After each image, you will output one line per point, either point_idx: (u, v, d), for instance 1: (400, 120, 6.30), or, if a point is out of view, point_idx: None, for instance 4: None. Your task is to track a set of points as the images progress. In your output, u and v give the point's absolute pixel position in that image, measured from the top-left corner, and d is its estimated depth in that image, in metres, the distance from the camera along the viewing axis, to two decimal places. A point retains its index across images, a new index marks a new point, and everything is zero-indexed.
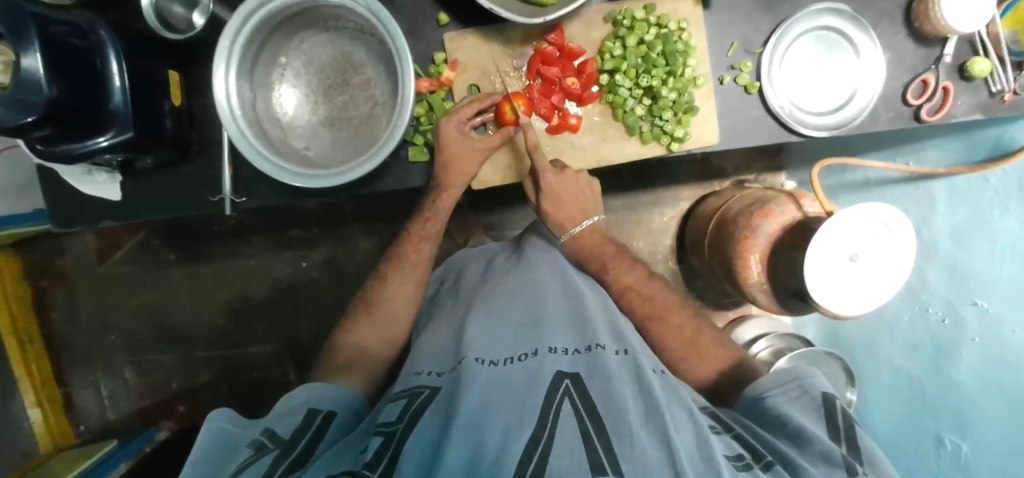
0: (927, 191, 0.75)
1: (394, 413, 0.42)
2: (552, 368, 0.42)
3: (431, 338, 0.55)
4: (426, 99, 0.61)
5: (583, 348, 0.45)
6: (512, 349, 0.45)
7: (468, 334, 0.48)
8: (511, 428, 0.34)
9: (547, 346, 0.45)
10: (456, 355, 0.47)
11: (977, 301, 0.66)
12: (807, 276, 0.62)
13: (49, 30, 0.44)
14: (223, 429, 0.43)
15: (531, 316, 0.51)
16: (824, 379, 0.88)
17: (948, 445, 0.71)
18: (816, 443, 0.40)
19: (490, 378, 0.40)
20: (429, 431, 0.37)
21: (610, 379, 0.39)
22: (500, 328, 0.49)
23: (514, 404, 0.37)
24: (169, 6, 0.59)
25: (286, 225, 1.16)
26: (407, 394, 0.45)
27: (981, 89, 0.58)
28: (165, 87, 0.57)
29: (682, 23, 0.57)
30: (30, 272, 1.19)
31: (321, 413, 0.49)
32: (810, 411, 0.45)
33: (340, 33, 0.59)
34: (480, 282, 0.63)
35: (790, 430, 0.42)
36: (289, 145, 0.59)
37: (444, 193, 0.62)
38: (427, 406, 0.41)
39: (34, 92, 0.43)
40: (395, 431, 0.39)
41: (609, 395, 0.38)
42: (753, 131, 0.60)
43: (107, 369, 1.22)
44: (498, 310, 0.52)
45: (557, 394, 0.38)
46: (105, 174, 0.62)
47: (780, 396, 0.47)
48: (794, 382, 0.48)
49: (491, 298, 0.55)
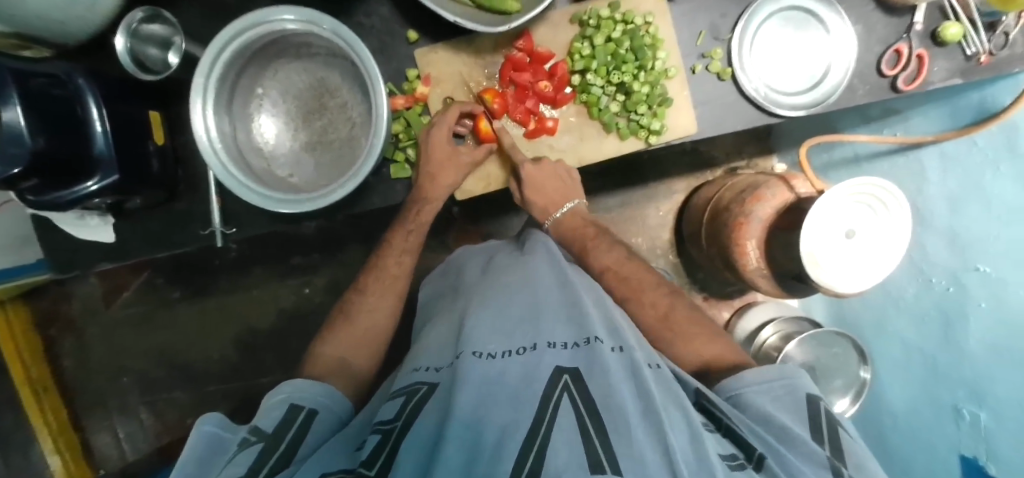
0: (918, 160, 0.75)
1: (392, 410, 0.42)
2: (550, 362, 0.41)
3: (428, 338, 0.55)
4: (402, 116, 0.63)
5: (581, 340, 0.44)
6: (511, 344, 0.45)
7: (466, 330, 0.48)
8: (508, 428, 0.34)
9: (545, 341, 0.44)
10: (454, 351, 0.47)
11: (981, 265, 0.63)
12: (809, 231, 0.62)
13: (29, 85, 0.45)
14: (214, 435, 0.42)
15: (528, 311, 0.50)
16: (835, 359, 0.88)
17: (967, 417, 0.68)
18: (802, 446, 0.39)
19: (486, 377, 0.40)
20: (428, 428, 0.37)
21: (608, 375, 0.39)
22: (497, 323, 0.49)
23: (511, 404, 0.37)
24: (144, 48, 0.60)
25: (287, 253, 1.17)
26: (406, 391, 0.44)
27: (955, 52, 0.58)
28: (146, 128, 0.58)
29: (648, 17, 0.58)
30: (41, 322, 1.21)
31: (304, 410, 0.47)
32: (788, 408, 0.44)
33: (314, 59, 0.60)
34: (478, 278, 0.63)
35: (773, 431, 0.41)
36: (273, 174, 0.60)
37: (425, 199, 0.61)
38: (427, 399, 0.41)
39: (17, 146, 0.44)
40: (393, 428, 0.39)
41: (608, 393, 0.37)
42: (730, 117, 0.60)
43: (122, 412, 1.23)
44: (496, 306, 0.52)
45: (555, 390, 0.38)
46: (97, 218, 0.63)
47: (758, 394, 0.45)
48: (774, 379, 0.47)
49: (488, 294, 0.55)
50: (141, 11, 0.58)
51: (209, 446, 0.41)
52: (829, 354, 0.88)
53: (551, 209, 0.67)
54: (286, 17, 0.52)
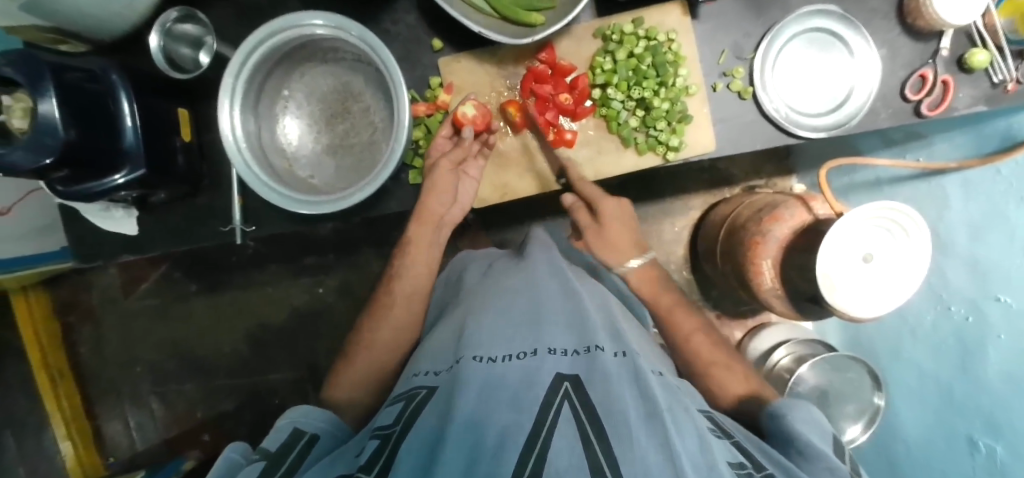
0: (940, 186, 0.75)
1: (393, 415, 0.42)
2: (551, 367, 0.41)
3: (433, 338, 0.56)
4: (423, 123, 0.64)
5: (582, 348, 0.45)
6: (512, 348, 0.45)
7: (468, 335, 0.48)
8: (509, 430, 0.34)
9: (546, 346, 0.45)
10: (454, 356, 0.47)
11: (1001, 295, 0.62)
12: (830, 245, 0.62)
13: (65, 77, 0.47)
14: (230, 460, 0.43)
15: (528, 315, 0.51)
16: (850, 385, 0.86)
17: (982, 449, 0.66)
18: (823, 461, 0.41)
19: (487, 378, 0.40)
20: (427, 431, 0.37)
21: (609, 383, 0.39)
22: (499, 326, 0.49)
23: (512, 404, 0.37)
24: (177, 47, 0.62)
25: (302, 252, 1.18)
26: (405, 396, 0.45)
27: (982, 80, 0.57)
28: (174, 125, 0.59)
29: (670, 34, 0.58)
30: (60, 309, 1.24)
31: (306, 435, 0.47)
32: (816, 426, 0.45)
33: (339, 64, 0.61)
34: (479, 281, 0.64)
35: (795, 444, 0.43)
36: (294, 174, 0.61)
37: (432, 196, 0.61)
38: (420, 410, 0.41)
39: (51, 137, 0.46)
40: (392, 432, 0.40)
41: (610, 399, 0.37)
42: (750, 136, 0.60)
43: (134, 400, 1.24)
44: (498, 309, 0.52)
45: (556, 397, 0.38)
46: (122, 211, 0.65)
47: (788, 410, 0.47)
48: (801, 403, 0.48)
49: (491, 299, 0.55)
50: (176, 11, 0.60)
51: (223, 472, 0.42)
52: (844, 380, 0.86)
53: (620, 256, 0.64)
54: (315, 22, 0.53)
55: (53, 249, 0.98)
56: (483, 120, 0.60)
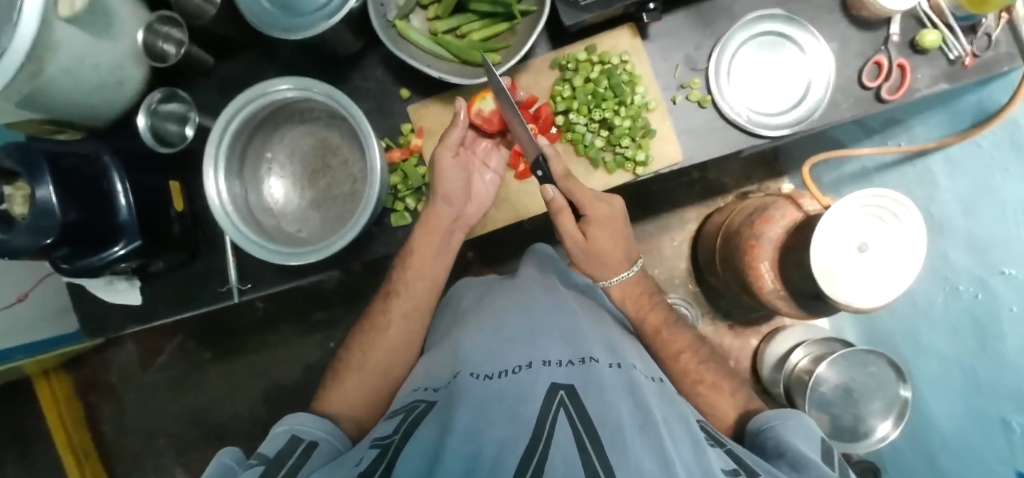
0: (926, 168, 0.74)
1: (389, 428, 0.42)
2: (546, 378, 0.41)
3: (427, 361, 0.56)
4: (400, 168, 0.66)
5: (577, 359, 0.45)
6: (506, 364, 0.44)
7: (463, 356, 0.49)
8: (508, 441, 0.33)
9: (540, 359, 0.44)
10: (451, 371, 0.48)
11: (1005, 268, 0.60)
12: (823, 238, 0.61)
13: (59, 164, 0.51)
14: (228, 464, 0.46)
15: (520, 333, 0.51)
16: (873, 379, 0.80)
17: (1016, 429, 0.61)
18: (815, 469, 0.40)
19: (483, 394, 0.39)
20: (425, 443, 0.36)
21: (602, 393, 0.39)
22: (493, 343, 0.49)
23: (509, 419, 0.35)
24: (164, 124, 0.66)
25: (309, 308, 1.21)
26: (403, 411, 0.45)
27: (938, 58, 0.59)
28: (168, 197, 0.63)
29: (624, 56, 0.61)
30: (81, 388, 1.27)
31: (304, 440, 0.49)
32: (809, 442, 0.45)
33: (315, 123, 0.65)
34: (474, 308, 0.64)
35: (789, 457, 0.42)
36: (283, 230, 0.64)
37: (442, 202, 0.62)
38: (420, 420, 0.41)
39: (48, 218, 0.49)
40: (390, 442, 0.39)
41: (604, 409, 0.36)
42: (715, 141, 0.61)
43: (159, 473, 1.25)
44: (493, 328, 0.53)
45: (552, 406, 0.36)
46: (125, 282, 0.68)
47: (784, 429, 0.47)
48: (794, 419, 0.48)
49: (488, 318, 0.56)
50: (158, 92, 0.64)
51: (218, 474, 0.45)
52: (865, 374, 0.81)
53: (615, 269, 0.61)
54: (282, 86, 0.57)
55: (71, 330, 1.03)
56: (497, 120, 0.64)
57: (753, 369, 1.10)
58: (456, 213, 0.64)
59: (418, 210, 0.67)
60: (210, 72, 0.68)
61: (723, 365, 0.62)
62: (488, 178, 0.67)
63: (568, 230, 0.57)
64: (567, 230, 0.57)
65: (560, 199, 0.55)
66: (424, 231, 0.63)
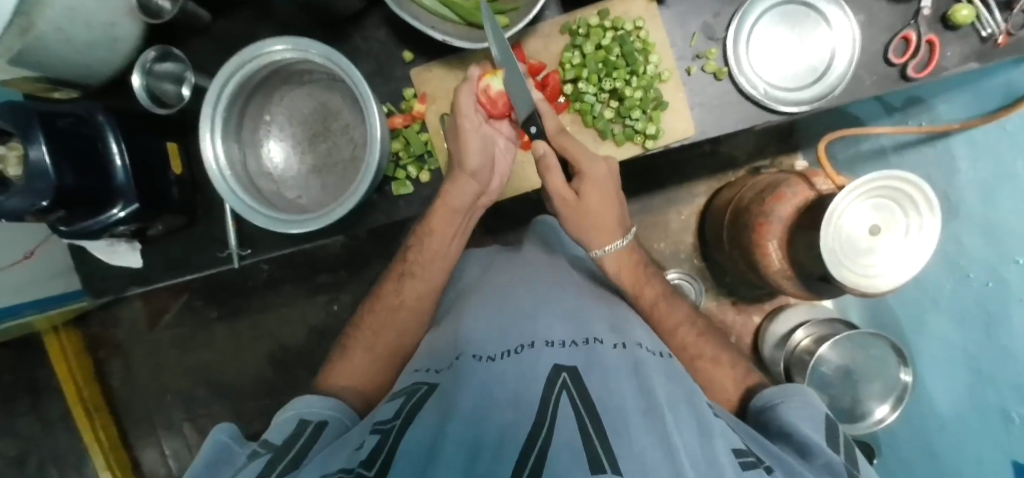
0: (946, 149, 0.71)
1: (391, 410, 0.41)
2: (548, 360, 0.40)
3: (430, 338, 0.56)
4: (401, 134, 0.64)
5: (580, 339, 0.44)
6: (508, 344, 0.44)
7: (463, 333, 0.48)
8: (509, 427, 0.32)
9: (543, 339, 0.43)
10: (453, 352, 0.47)
11: (1019, 258, 0.59)
12: (845, 234, 0.60)
13: (55, 124, 0.50)
14: (225, 443, 0.46)
15: (522, 310, 0.50)
16: (873, 361, 0.80)
17: (1016, 419, 0.61)
18: (820, 454, 0.40)
19: (484, 377, 0.38)
20: (425, 428, 0.35)
21: (606, 376, 0.38)
22: (494, 322, 0.48)
23: (509, 402, 0.35)
24: (160, 84, 0.64)
25: (313, 272, 1.21)
26: (405, 391, 0.44)
27: (970, 36, 0.55)
28: (165, 160, 0.62)
29: (637, 22, 0.58)
30: (90, 344, 1.29)
31: (312, 423, 0.48)
32: (813, 421, 0.44)
33: (314, 85, 0.63)
34: (478, 281, 0.64)
35: (794, 439, 0.42)
36: (283, 197, 0.63)
37: (465, 176, 0.60)
38: (421, 403, 0.40)
39: (42, 179, 0.49)
40: (390, 428, 0.38)
41: (607, 393, 0.36)
42: (729, 117, 0.59)
43: (167, 429, 1.29)
44: (495, 306, 0.52)
45: (553, 390, 0.36)
46: (126, 245, 0.68)
47: (788, 411, 0.46)
48: (796, 396, 0.48)
49: (491, 294, 0.56)
50: (153, 51, 0.61)
51: (215, 453, 0.45)
52: (867, 356, 0.81)
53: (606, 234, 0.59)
54: (278, 46, 0.55)
55: (67, 291, 1.02)
56: (503, 102, 0.60)
57: (753, 345, 1.09)
58: (478, 189, 0.62)
59: (420, 179, 0.66)
60: (206, 29, 0.65)
61: (724, 340, 0.62)
62: (501, 146, 0.64)
63: (560, 190, 0.56)
64: (558, 191, 0.56)
65: (551, 156, 0.53)
66: (440, 209, 0.62)
